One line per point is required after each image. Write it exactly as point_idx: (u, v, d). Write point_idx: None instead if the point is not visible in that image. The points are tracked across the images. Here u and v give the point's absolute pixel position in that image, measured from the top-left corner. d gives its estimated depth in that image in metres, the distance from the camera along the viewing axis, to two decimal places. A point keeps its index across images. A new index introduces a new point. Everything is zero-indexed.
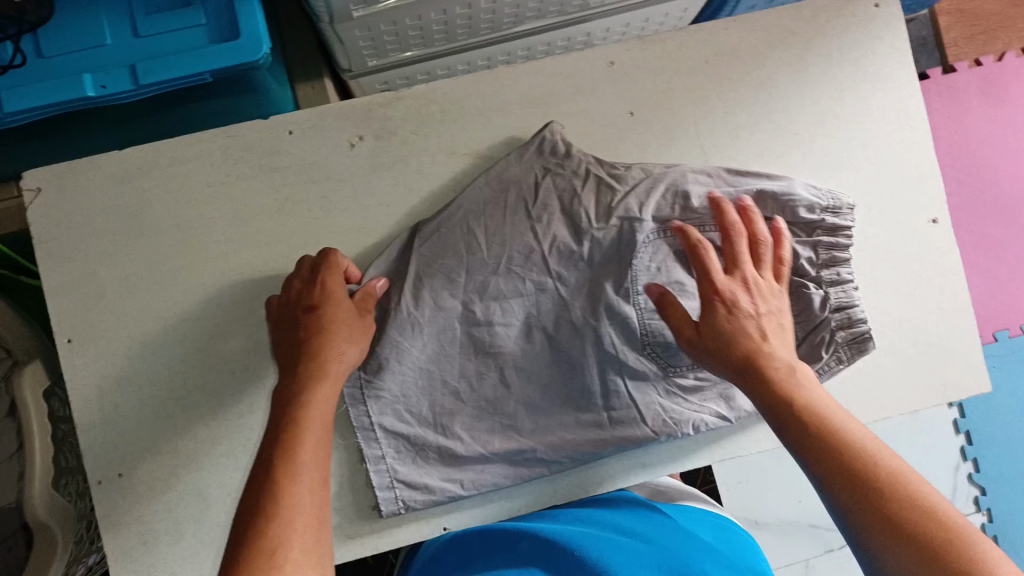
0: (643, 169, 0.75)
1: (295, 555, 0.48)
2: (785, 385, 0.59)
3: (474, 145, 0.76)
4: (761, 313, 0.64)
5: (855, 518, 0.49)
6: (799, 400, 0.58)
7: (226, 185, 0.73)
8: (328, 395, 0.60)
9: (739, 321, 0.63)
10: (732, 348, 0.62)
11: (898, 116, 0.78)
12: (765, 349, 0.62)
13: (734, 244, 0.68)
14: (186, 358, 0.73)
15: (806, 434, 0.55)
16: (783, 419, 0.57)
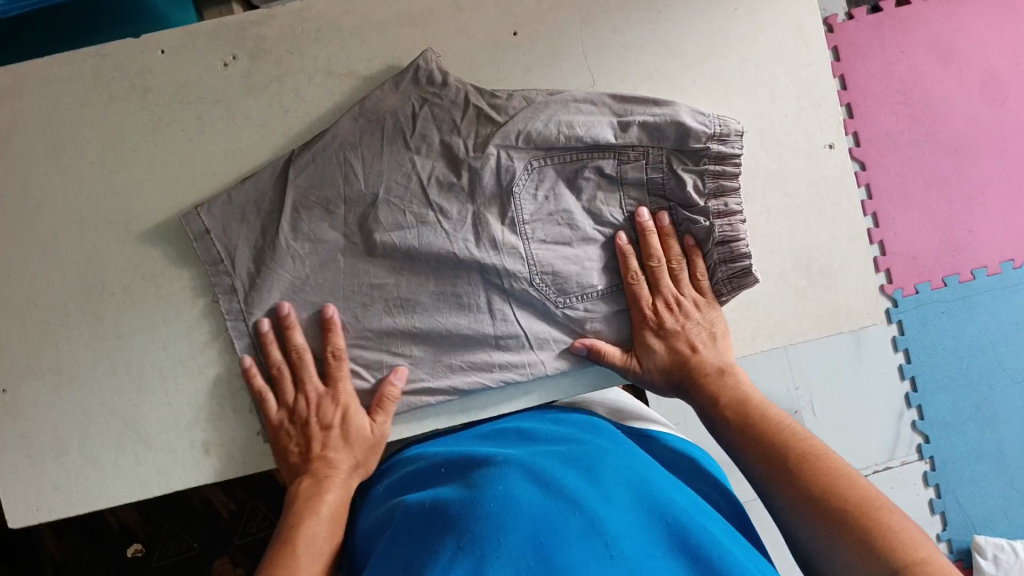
0: (523, 96, 0.73)
1: None
2: (714, 383, 0.72)
3: (352, 65, 0.74)
4: (674, 331, 0.74)
5: (801, 505, 0.59)
6: (727, 396, 0.70)
7: (100, 106, 0.72)
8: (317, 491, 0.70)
9: (678, 339, 0.74)
10: (677, 367, 0.74)
11: (793, 38, 0.77)
12: (697, 359, 0.73)
13: (627, 263, 0.74)
14: (63, 279, 0.73)
15: (740, 424, 0.68)
16: (715, 414, 0.70)
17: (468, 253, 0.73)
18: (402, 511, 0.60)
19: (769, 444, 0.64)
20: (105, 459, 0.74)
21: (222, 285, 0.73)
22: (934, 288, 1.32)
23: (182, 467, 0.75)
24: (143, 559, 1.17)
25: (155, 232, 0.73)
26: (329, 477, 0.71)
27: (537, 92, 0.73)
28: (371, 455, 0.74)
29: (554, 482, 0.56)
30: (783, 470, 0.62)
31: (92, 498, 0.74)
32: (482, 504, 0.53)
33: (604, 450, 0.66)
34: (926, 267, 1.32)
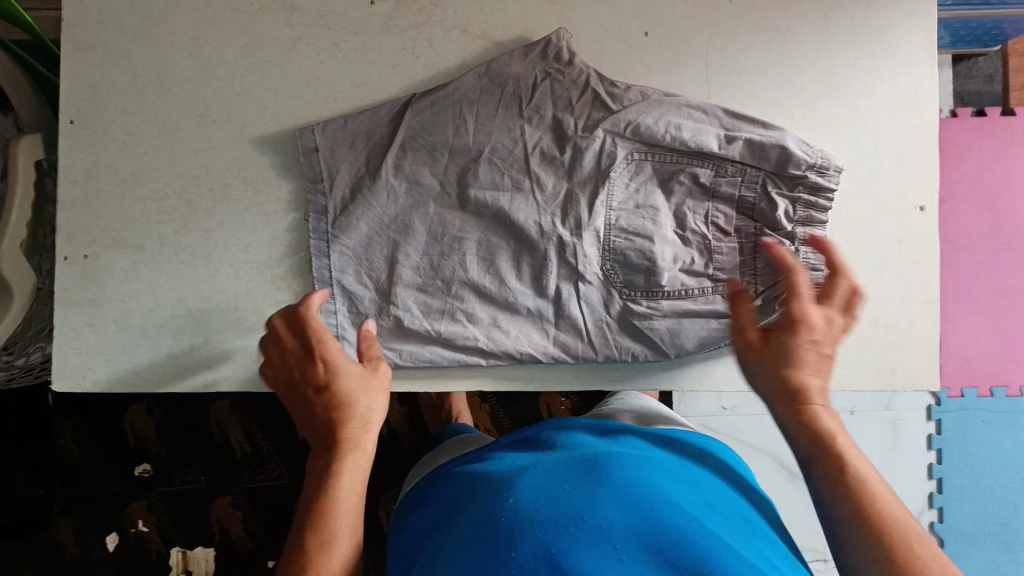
0: (638, 91, 0.75)
1: None
2: None
3: (486, 29, 0.77)
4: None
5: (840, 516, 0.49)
6: None
7: (247, 14, 0.76)
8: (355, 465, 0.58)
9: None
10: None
11: (911, 98, 0.77)
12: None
13: None
14: (170, 166, 0.76)
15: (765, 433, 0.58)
16: None
17: (547, 227, 0.75)
18: (431, 547, 0.56)
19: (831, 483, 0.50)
20: (164, 343, 0.77)
21: (316, 205, 0.75)
22: (979, 395, 1.28)
23: (231, 368, 0.77)
24: (148, 481, 1.16)
25: (266, 141, 0.77)
26: (344, 462, 0.58)
27: (654, 90, 0.76)
28: (376, 405, 0.62)
29: (550, 497, 0.52)
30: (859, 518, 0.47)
31: (142, 376, 0.77)
32: (474, 543, 0.49)
33: (617, 454, 0.58)
34: (976, 373, 1.28)
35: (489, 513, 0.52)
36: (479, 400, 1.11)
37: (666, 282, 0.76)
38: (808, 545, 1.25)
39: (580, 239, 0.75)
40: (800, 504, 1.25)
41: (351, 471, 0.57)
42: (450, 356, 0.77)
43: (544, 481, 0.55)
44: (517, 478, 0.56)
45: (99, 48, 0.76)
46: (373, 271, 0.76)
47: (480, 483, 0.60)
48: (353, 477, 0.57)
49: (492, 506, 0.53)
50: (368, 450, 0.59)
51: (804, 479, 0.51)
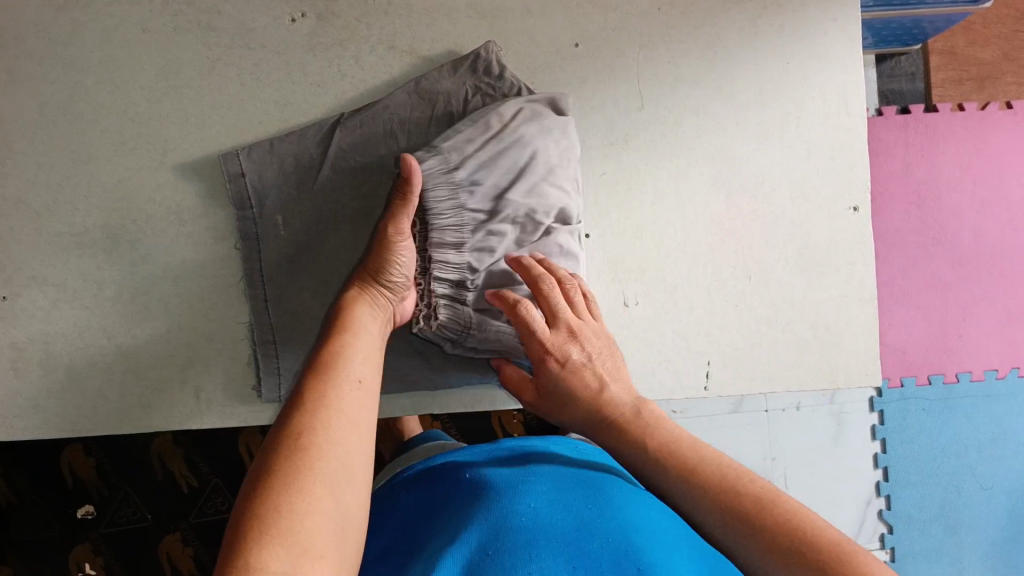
0: (436, 153, 0.70)
1: (315, 520, 0.43)
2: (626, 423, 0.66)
3: (414, 44, 0.76)
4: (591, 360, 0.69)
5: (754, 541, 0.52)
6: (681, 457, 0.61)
7: (162, 36, 0.73)
8: (365, 356, 0.59)
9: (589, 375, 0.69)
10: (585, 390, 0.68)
11: (836, 101, 0.79)
12: (607, 394, 0.68)
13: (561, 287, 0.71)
14: (89, 196, 0.73)
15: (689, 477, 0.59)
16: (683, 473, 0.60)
17: (451, 296, 0.72)
18: (428, 533, 0.59)
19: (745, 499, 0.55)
20: (91, 383, 0.73)
21: (246, 232, 0.73)
22: (918, 384, 1.32)
23: (167, 407, 0.74)
24: (91, 521, 1.11)
25: (190, 168, 0.74)
26: (346, 351, 0.57)
27: (451, 142, 0.71)
28: (379, 316, 0.65)
29: (552, 498, 0.59)
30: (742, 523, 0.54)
31: (71, 421, 0.73)
32: (504, 543, 0.53)
33: (602, 472, 0.64)
34: (913, 362, 1.32)
35: (491, 521, 0.56)
36: (430, 419, 1.08)
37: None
38: None
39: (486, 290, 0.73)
40: None
41: (352, 356, 0.57)
42: (397, 380, 0.75)
43: (542, 486, 0.61)
44: (538, 474, 0.63)
45: (5, 76, 0.72)
46: (311, 299, 0.73)
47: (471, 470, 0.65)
48: (357, 354, 0.58)
49: (490, 511, 0.58)
50: (372, 346, 0.60)
51: (727, 515, 0.55)
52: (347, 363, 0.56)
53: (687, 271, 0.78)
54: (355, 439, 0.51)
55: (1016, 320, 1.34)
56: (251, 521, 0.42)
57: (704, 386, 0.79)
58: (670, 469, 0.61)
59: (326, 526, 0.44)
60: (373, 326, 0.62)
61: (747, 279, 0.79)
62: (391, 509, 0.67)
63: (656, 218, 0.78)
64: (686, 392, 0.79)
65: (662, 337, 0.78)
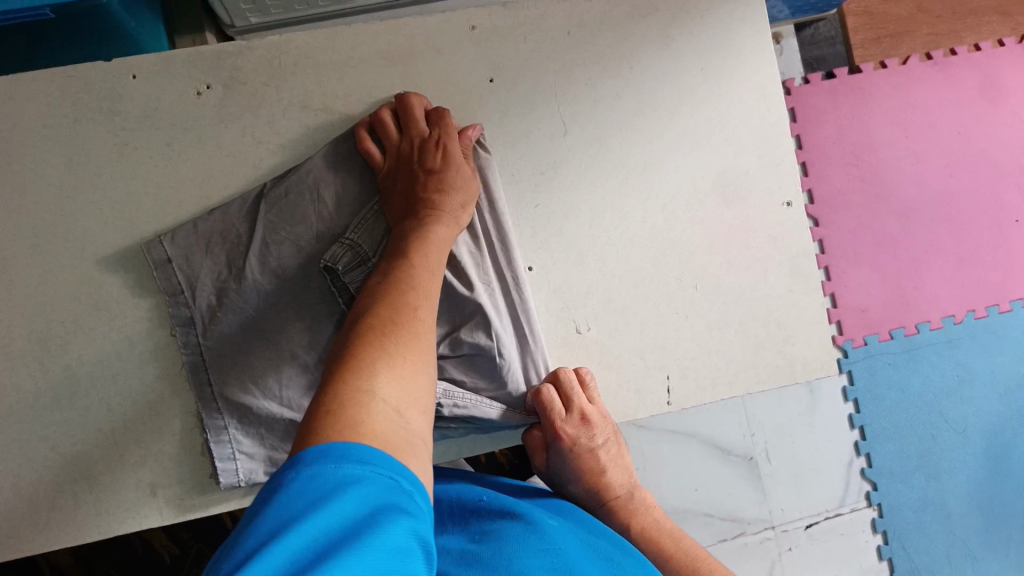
0: (345, 244, 0.71)
1: (390, 396, 0.52)
2: (625, 508, 0.83)
3: (327, 100, 0.74)
4: (597, 442, 0.80)
5: None
6: (661, 540, 0.82)
7: (65, 127, 0.71)
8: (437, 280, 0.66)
9: (593, 458, 0.80)
10: (587, 465, 0.80)
11: (758, 97, 0.79)
12: (608, 480, 0.82)
13: (587, 390, 0.75)
14: (12, 304, 0.70)
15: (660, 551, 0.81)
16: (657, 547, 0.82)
17: None
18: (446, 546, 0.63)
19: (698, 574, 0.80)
20: (41, 496, 0.70)
21: (181, 318, 0.71)
22: (881, 341, 1.34)
23: (123, 510, 0.71)
24: None
25: (114, 259, 0.71)
26: (422, 282, 0.63)
27: (357, 231, 0.72)
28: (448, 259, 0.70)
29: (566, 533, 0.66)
30: None
31: (25, 538, 0.70)
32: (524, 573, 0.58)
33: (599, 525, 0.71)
34: (874, 320, 1.33)
35: (517, 550, 0.61)
36: None
37: (530, 358, 0.75)
38: (753, 515, 1.30)
39: (447, 361, 0.71)
40: (739, 481, 1.30)
41: (421, 294, 0.62)
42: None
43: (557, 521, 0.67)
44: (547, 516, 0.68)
45: None
46: (258, 379, 0.71)
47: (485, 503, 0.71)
48: (432, 276, 0.65)
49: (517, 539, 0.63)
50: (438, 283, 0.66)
51: None
52: (426, 283, 0.64)
53: (636, 288, 0.77)
54: (418, 370, 0.56)
55: (964, 265, 1.37)
56: (348, 379, 0.52)
57: (667, 401, 0.78)
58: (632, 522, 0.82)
59: (394, 422, 0.50)
60: (445, 243, 0.69)
61: (694, 288, 0.79)
62: None
63: (597, 239, 0.77)
64: (651, 409, 0.78)
65: (621, 354, 0.78)
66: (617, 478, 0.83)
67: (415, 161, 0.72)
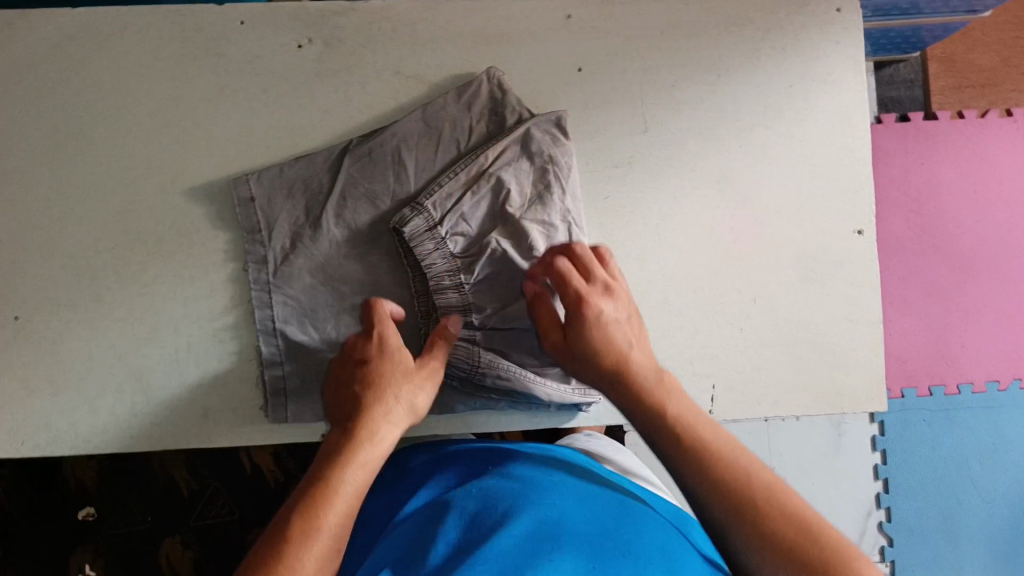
0: (417, 208, 0.72)
1: None
2: (650, 392, 0.62)
3: (420, 70, 0.77)
4: (625, 318, 0.68)
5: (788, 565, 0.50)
6: (715, 452, 0.57)
7: (172, 62, 0.74)
8: (368, 463, 0.60)
9: (615, 331, 0.66)
10: (614, 348, 0.65)
11: (840, 123, 0.81)
12: (631, 361, 0.64)
13: (605, 262, 0.70)
14: (99, 220, 0.74)
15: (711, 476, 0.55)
16: (704, 463, 0.56)
17: (463, 337, 0.73)
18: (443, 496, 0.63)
19: (769, 524, 0.52)
20: (102, 403, 0.74)
21: (256, 255, 0.74)
22: (918, 395, 1.33)
23: (175, 427, 0.75)
24: (93, 524, 1.15)
25: (201, 192, 0.75)
26: (343, 463, 0.58)
27: (431, 196, 0.72)
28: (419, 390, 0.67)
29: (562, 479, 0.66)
30: (782, 550, 0.51)
31: (82, 438, 0.74)
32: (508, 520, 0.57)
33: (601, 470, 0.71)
34: (914, 371, 1.33)
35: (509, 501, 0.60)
36: None
37: None
38: None
39: (496, 333, 0.74)
40: None
41: (336, 474, 0.57)
42: None
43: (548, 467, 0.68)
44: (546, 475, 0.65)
45: (15, 101, 0.73)
46: (319, 323, 0.74)
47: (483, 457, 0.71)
48: (363, 456, 0.60)
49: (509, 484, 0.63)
50: (399, 419, 0.65)
51: (751, 548, 0.52)
52: (342, 480, 0.57)
53: (691, 291, 0.79)
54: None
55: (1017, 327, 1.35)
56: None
57: (710, 410, 0.80)
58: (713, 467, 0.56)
59: None
60: (383, 413, 0.64)
61: (752, 301, 0.80)
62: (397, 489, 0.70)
63: (661, 240, 0.79)
64: None
65: (667, 358, 0.79)
66: (676, 401, 0.62)
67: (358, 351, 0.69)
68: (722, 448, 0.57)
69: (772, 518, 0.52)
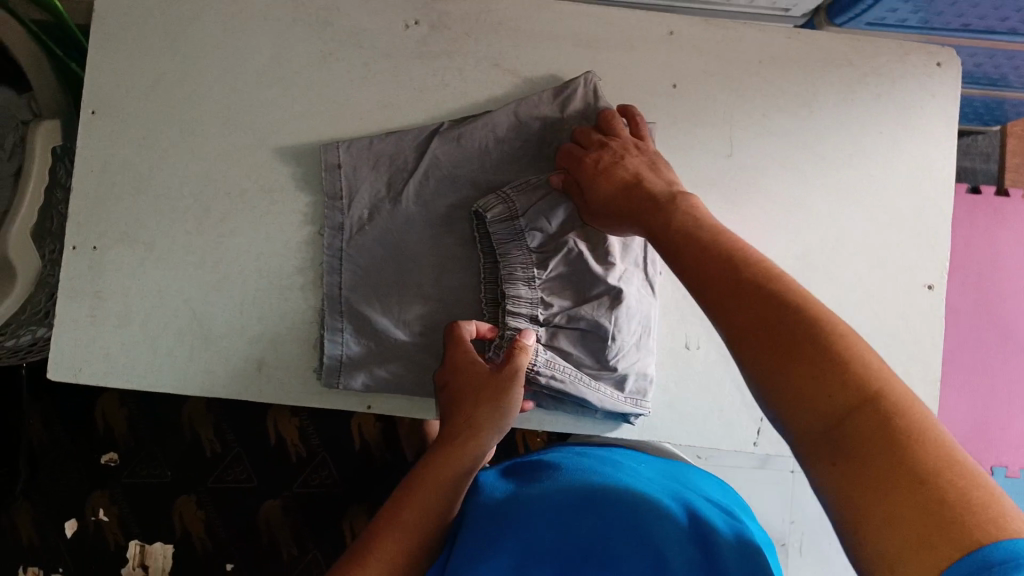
0: (502, 196, 0.73)
1: None
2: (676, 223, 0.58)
3: (518, 65, 0.78)
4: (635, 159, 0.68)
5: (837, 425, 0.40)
6: (758, 291, 0.47)
7: (281, 24, 0.76)
8: (450, 470, 0.62)
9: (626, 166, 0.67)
10: (627, 192, 0.65)
11: (925, 177, 0.81)
12: (642, 183, 0.65)
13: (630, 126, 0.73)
14: (188, 165, 0.76)
15: (743, 319, 0.47)
16: (735, 305, 0.48)
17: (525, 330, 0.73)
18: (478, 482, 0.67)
19: (805, 368, 0.43)
20: (162, 343, 0.75)
21: (332, 221, 0.75)
22: None
23: (228, 375, 0.76)
24: (113, 470, 1.15)
25: (289, 153, 0.77)
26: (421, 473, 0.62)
27: (517, 188, 0.73)
28: (490, 410, 0.65)
29: (572, 536, 0.57)
30: (806, 385, 0.42)
31: (138, 373, 0.75)
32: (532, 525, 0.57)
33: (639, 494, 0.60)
34: None
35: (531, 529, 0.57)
36: None
37: (639, 354, 0.74)
38: None
39: (560, 331, 0.74)
40: None
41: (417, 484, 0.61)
42: None
43: (563, 496, 0.60)
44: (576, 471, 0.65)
45: (128, 41, 0.76)
46: (383, 296, 0.75)
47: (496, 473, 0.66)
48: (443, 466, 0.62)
49: (498, 545, 0.56)
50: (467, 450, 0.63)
51: (785, 384, 0.43)
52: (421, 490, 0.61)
53: None
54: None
55: None
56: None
57: (753, 441, 0.80)
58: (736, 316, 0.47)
59: None
60: (463, 422, 0.64)
61: None
62: None
63: None
64: (736, 443, 0.79)
65: (720, 384, 0.79)
66: (696, 247, 0.54)
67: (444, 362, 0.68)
68: (754, 289, 0.48)
69: (816, 382, 0.42)
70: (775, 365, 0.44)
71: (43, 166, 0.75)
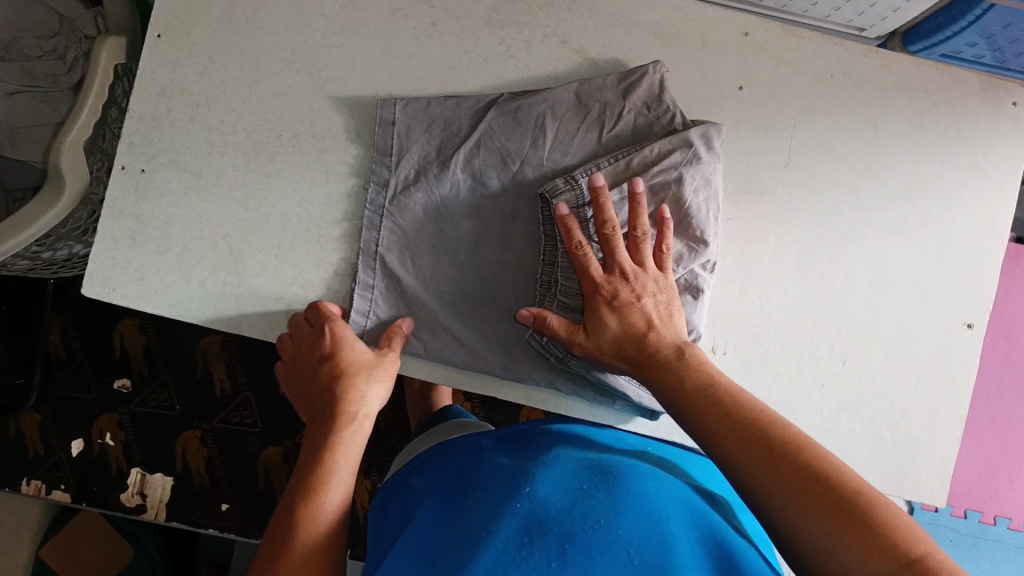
0: (570, 181, 0.72)
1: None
2: (700, 387, 0.63)
3: (586, 46, 0.77)
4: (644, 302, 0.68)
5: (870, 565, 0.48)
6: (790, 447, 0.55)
7: None
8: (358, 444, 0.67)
9: (631, 332, 0.67)
10: (630, 343, 0.67)
11: (983, 216, 0.79)
12: (654, 337, 0.67)
13: (636, 208, 0.68)
14: (245, 101, 0.75)
15: (779, 474, 0.54)
16: (771, 461, 0.55)
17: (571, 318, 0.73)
18: (488, 450, 0.67)
19: (843, 516, 0.51)
20: (195, 274, 0.75)
21: (379, 177, 0.75)
22: (982, 522, 1.20)
23: (257, 316, 0.76)
24: (124, 397, 1.16)
25: (346, 103, 0.76)
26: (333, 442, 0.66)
27: (588, 175, 0.71)
28: (371, 389, 0.69)
29: (578, 509, 0.55)
30: (845, 532, 0.50)
31: (168, 301, 0.75)
32: (551, 482, 0.58)
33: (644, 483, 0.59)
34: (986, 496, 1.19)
35: (551, 483, 0.58)
36: (463, 399, 1.11)
37: None
38: None
39: None
40: None
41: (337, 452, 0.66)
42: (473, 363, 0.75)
43: (563, 475, 0.59)
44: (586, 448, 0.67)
45: None
46: (418, 258, 0.75)
47: (466, 459, 0.68)
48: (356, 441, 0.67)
49: (504, 519, 0.54)
50: (361, 434, 0.68)
51: (818, 530, 0.51)
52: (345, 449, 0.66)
53: (787, 335, 0.77)
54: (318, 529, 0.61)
55: None
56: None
57: None
58: (778, 481, 0.54)
59: None
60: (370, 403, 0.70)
61: (841, 363, 0.78)
62: (435, 456, 0.73)
63: (770, 275, 0.77)
64: None
65: None
66: (722, 410, 0.60)
67: (315, 352, 0.71)
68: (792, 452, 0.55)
69: (856, 527, 0.50)
70: (815, 522, 0.51)
71: (104, 83, 0.76)
